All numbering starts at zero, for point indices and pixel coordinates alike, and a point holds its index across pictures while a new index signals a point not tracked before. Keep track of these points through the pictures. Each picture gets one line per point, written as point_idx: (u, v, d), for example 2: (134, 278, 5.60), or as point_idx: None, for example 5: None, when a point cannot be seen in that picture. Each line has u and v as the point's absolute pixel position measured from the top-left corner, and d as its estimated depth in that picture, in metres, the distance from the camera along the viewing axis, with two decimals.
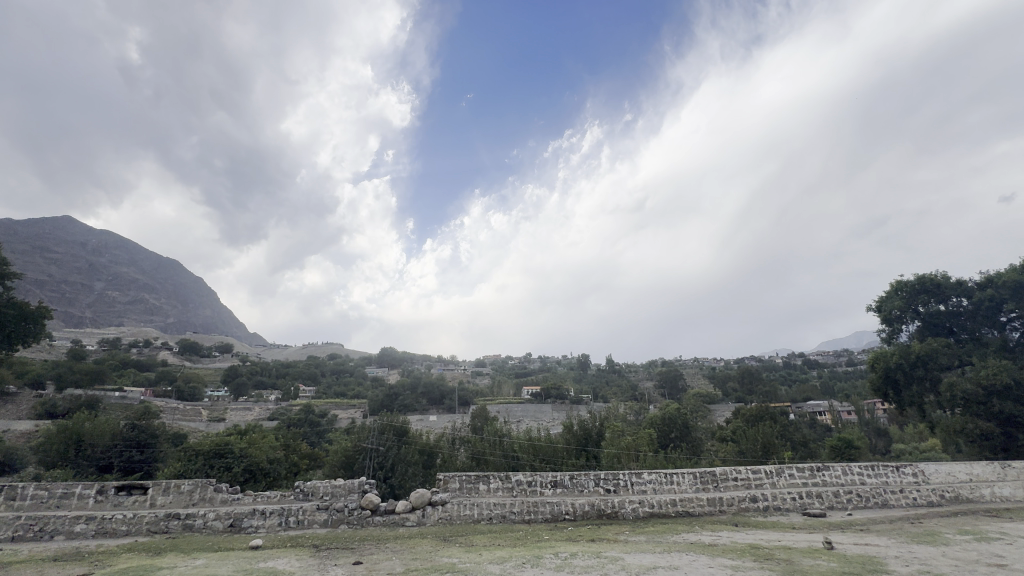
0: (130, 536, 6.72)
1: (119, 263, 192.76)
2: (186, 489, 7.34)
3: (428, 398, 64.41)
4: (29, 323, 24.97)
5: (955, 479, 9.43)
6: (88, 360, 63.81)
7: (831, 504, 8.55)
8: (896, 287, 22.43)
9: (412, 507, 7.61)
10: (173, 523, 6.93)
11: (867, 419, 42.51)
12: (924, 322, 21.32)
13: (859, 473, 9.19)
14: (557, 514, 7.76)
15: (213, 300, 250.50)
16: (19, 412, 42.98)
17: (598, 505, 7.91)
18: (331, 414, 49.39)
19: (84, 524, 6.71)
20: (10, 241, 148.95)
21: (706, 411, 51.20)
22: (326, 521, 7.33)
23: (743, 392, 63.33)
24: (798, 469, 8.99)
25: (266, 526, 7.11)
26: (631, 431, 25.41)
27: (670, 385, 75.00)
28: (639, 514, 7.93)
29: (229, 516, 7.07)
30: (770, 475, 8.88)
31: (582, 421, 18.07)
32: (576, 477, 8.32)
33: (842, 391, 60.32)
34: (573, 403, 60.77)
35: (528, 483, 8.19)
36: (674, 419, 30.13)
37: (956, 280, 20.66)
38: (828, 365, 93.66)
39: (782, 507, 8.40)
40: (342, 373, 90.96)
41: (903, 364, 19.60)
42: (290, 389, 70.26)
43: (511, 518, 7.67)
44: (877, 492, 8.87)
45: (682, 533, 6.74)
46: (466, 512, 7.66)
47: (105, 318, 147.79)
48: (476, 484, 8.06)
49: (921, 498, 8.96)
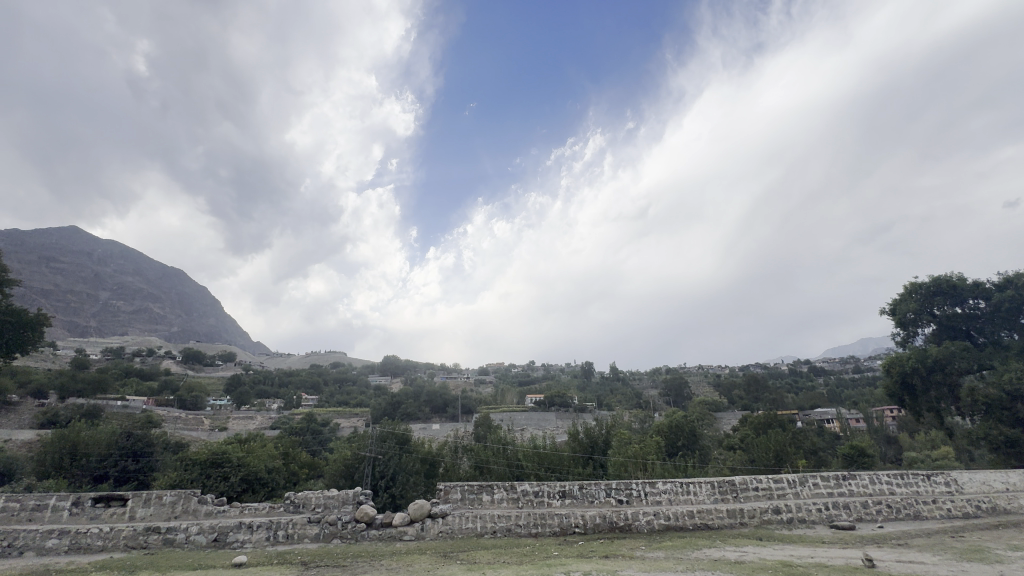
0: (105, 552, 6.21)
1: (124, 273, 193.10)
2: (168, 501, 6.86)
3: (431, 407, 63.90)
4: (28, 330, 24.64)
5: (990, 488, 8.85)
6: (91, 369, 63.78)
7: (859, 516, 7.98)
8: (910, 289, 21.91)
9: (411, 519, 7.09)
10: (153, 537, 6.45)
11: (876, 427, 41.67)
12: (939, 325, 20.74)
13: (888, 483, 8.58)
14: (566, 527, 7.24)
15: (217, 308, 250.38)
16: (20, 421, 42.60)
17: (610, 517, 7.38)
18: (332, 423, 48.99)
19: (56, 539, 6.23)
20: (17, 252, 150.27)
21: (713, 420, 50.21)
22: (318, 534, 6.82)
23: (749, 399, 62.37)
24: (822, 478, 8.38)
25: (253, 541, 6.61)
26: (637, 438, 24.85)
27: (674, 392, 74.09)
28: (654, 526, 7.39)
29: (213, 530, 6.58)
30: (793, 484, 8.26)
31: (588, 429, 17.43)
32: (586, 487, 7.78)
33: (849, 398, 59.33)
34: (577, 411, 59.84)
35: (534, 494, 7.63)
36: (681, 426, 29.54)
37: (972, 281, 20.09)
38: (833, 372, 92.57)
39: (808, 519, 7.82)
40: (344, 381, 90.69)
41: (921, 369, 18.81)
42: (292, 398, 69.96)
43: (517, 531, 7.16)
44: (908, 503, 8.29)
45: (703, 549, 6.19)
46: (468, 525, 7.14)
47: (108, 327, 147.72)
48: (479, 495, 7.50)
49: (956, 509, 8.33)
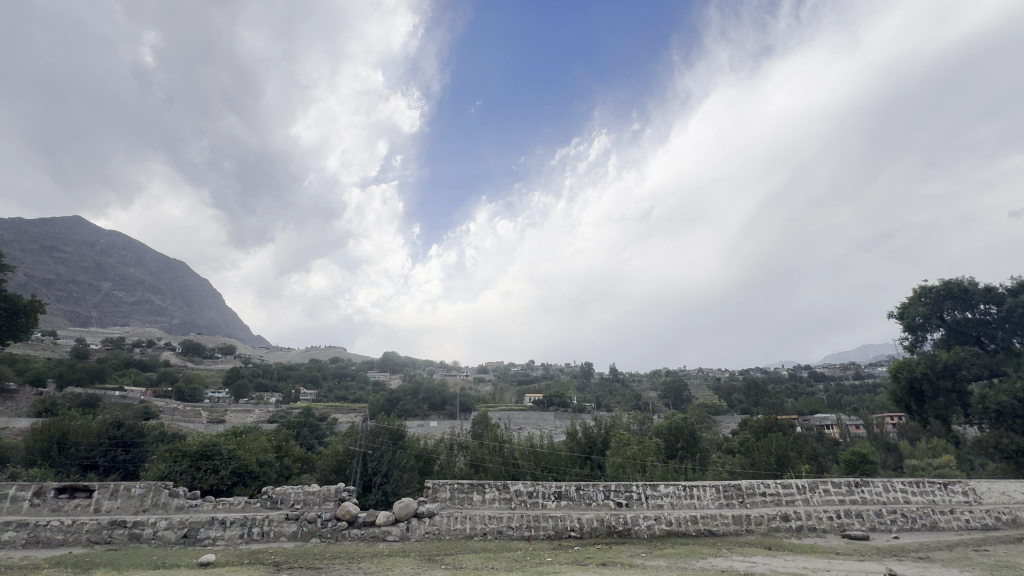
0: (65, 547, 5.79)
1: (126, 263, 193.12)
2: (137, 493, 6.45)
3: (429, 403, 63.50)
4: (20, 317, 24.18)
5: (1010, 499, 8.38)
6: (90, 359, 63.54)
7: (873, 526, 7.51)
8: (919, 293, 21.46)
9: (395, 519, 6.65)
10: (118, 532, 6.01)
11: (876, 434, 41.15)
12: (949, 330, 20.22)
13: (903, 490, 8.10)
14: (561, 530, 6.79)
15: (219, 301, 250.49)
16: (18, 409, 42.43)
17: (608, 521, 6.92)
18: (330, 418, 48.75)
19: (14, 531, 5.80)
20: (20, 241, 150.25)
21: (712, 422, 49.75)
22: (296, 532, 6.37)
23: (748, 403, 61.95)
24: (833, 484, 7.90)
25: (225, 538, 6.17)
26: (636, 439, 24.36)
27: (674, 395, 73.62)
28: (654, 532, 6.94)
29: (183, 526, 6.14)
30: (802, 490, 7.79)
31: (587, 429, 17.02)
32: (583, 488, 7.35)
33: (850, 405, 58.74)
34: (576, 411, 59.43)
35: (528, 494, 7.24)
36: (680, 428, 29.09)
37: (985, 286, 19.57)
38: (833, 377, 92.20)
39: (818, 528, 7.36)
40: (343, 377, 90.28)
41: (929, 374, 18.26)
42: (291, 393, 69.66)
43: (509, 534, 6.72)
44: (924, 513, 7.81)
45: (709, 558, 5.74)
46: (457, 526, 6.70)
47: (110, 318, 147.67)
48: (470, 494, 7.08)
49: (975, 520, 7.86)
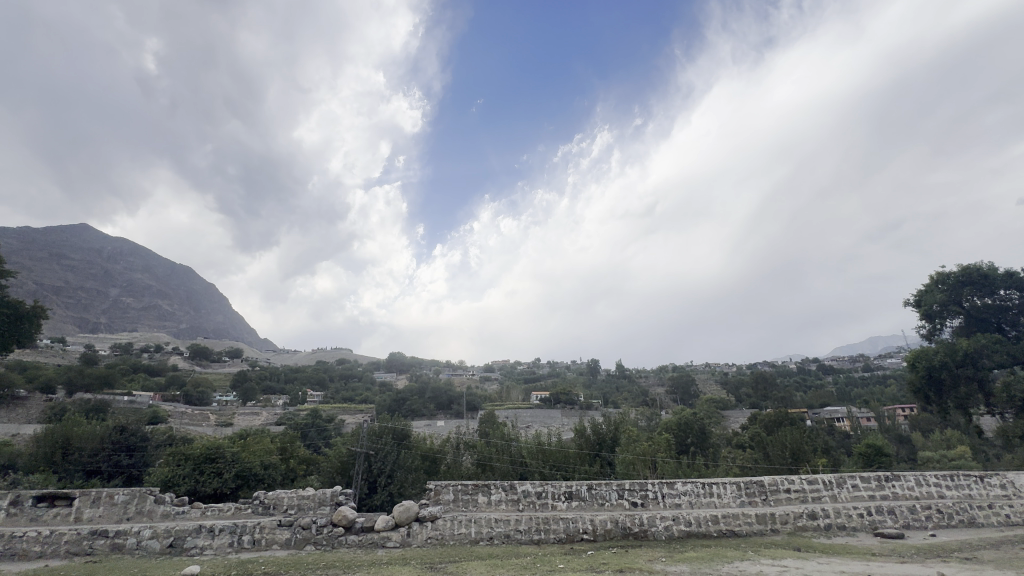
0: (42, 559, 5.42)
1: (134, 269, 194.63)
2: (120, 500, 6.09)
3: (436, 403, 63.31)
4: (22, 323, 23.85)
5: None
6: (99, 365, 63.71)
7: (906, 522, 7.02)
8: (936, 279, 20.79)
9: (395, 524, 6.22)
10: (100, 541, 5.66)
11: (889, 425, 40.47)
12: (968, 317, 19.51)
13: (937, 485, 7.58)
14: (573, 533, 6.34)
15: (226, 306, 252.09)
16: (28, 415, 42.53)
17: (623, 523, 6.47)
18: (338, 419, 48.63)
19: None
20: (28, 250, 151.36)
21: (721, 417, 49.05)
22: (289, 540, 5.99)
23: (757, 397, 61.26)
24: (861, 479, 7.42)
25: (214, 547, 5.81)
26: (644, 435, 23.88)
27: (682, 390, 72.89)
28: (672, 533, 6.48)
29: (169, 535, 5.77)
30: (829, 485, 7.33)
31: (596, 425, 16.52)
32: (595, 488, 6.91)
33: (860, 397, 57.98)
34: (584, 408, 59.07)
35: (537, 495, 6.79)
36: (689, 424, 28.40)
37: (1005, 271, 18.90)
38: (842, 369, 91.19)
39: (848, 525, 6.86)
40: (350, 377, 90.30)
41: (949, 363, 17.49)
42: (298, 395, 69.71)
43: (517, 538, 6.26)
44: (961, 508, 7.27)
45: (734, 562, 5.27)
46: (461, 531, 6.26)
47: (119, 324, 148.68)
48: (475, 496, 6.66)
49: (1015, 516, 7.32)
